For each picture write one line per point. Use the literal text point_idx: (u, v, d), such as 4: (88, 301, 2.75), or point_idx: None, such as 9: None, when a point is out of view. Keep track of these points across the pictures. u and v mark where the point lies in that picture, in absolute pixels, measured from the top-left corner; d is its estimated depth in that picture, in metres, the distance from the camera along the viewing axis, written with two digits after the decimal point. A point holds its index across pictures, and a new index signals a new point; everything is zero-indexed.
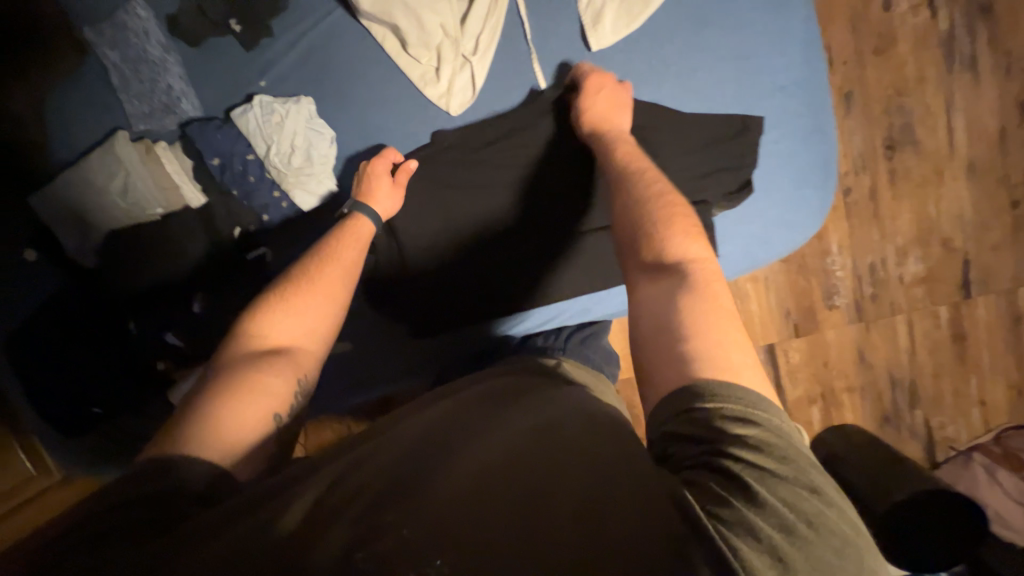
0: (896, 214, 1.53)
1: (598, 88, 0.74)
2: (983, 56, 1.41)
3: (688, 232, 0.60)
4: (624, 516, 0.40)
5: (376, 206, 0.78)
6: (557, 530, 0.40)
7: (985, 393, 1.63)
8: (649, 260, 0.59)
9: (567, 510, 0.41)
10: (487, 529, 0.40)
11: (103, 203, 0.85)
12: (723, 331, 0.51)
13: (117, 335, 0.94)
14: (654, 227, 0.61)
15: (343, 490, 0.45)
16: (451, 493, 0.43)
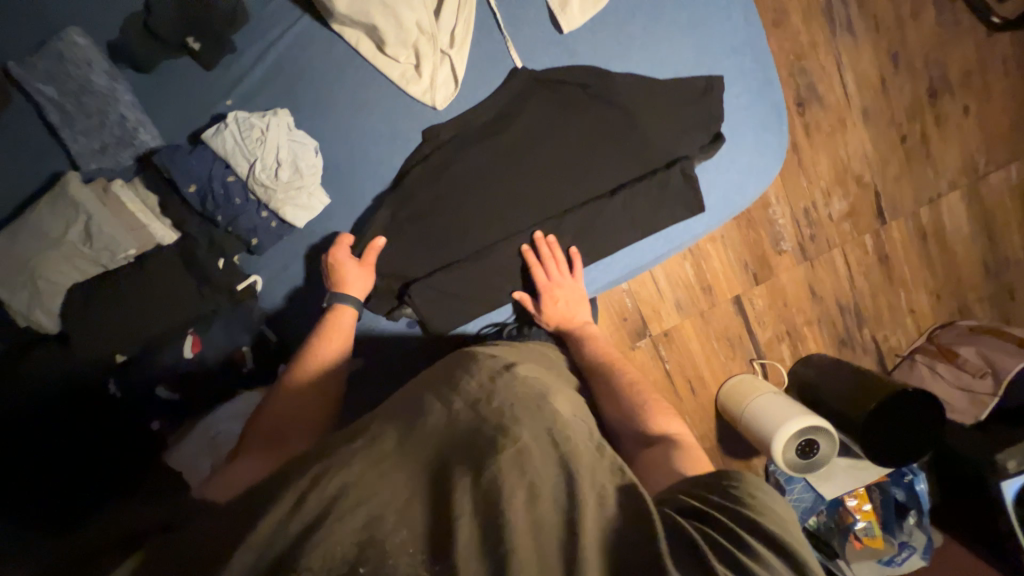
0: (816, 162, 1.74)
1: (553, 298, 0.88)
2: (857, 18, 1.65)
3: (667, 413, 0.75)
4: (598, 506, 0.48)
5: (352, 292, 0.83)
6: (540, 521, 0.47)
7: (913, 303, 1.89)
8: (644, 437, 0.72)
9: (547, 502, 0.48)
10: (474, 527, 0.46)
11: (61, 254, 0.77)
12: (698, 473, 0.63)
13: (93, 403, 0.82)
14: (644, 411, 0.75)
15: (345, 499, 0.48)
16: (405, 514, 0.48)
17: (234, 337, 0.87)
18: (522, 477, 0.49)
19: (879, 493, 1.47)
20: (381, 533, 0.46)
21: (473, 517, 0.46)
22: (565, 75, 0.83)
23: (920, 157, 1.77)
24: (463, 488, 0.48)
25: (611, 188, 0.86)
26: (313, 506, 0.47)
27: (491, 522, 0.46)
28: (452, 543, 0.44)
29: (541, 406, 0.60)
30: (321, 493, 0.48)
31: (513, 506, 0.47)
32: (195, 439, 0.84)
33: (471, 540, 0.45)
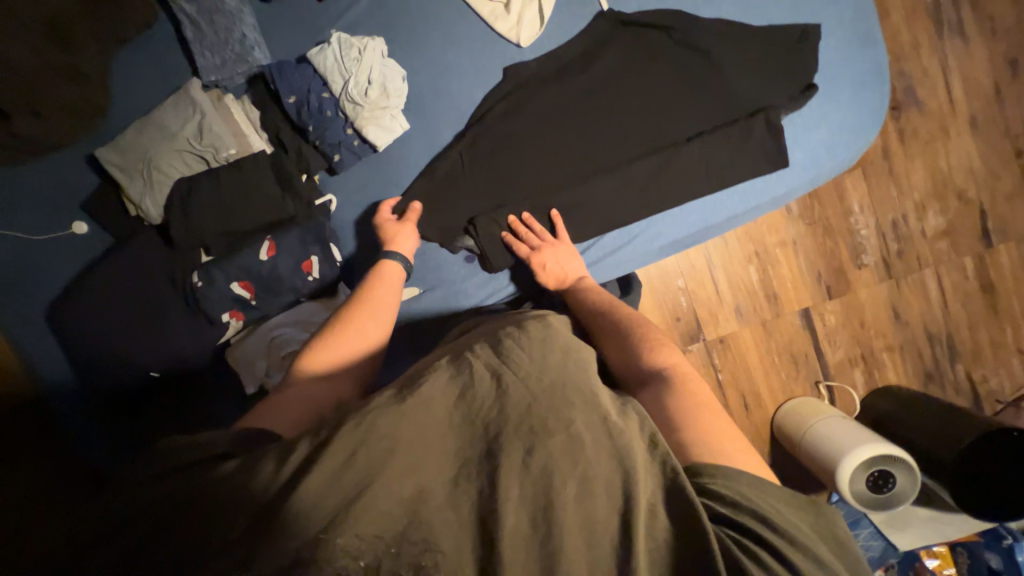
0: (909, 171, 1.60)
1: (542, 265, 0.85)
2: (969, 21, 1.53)
3: (663, 345, 0.70)
4: (653, 516, 0.47)
5: (401, 252, 0.86)
6: (593, 521, 0.46)
7: (1021, 341, 1.65)
8: (639, 373, 0.68)
9: (604, 504, 0.47)
10: (525, 520, 0.46)
11: (175, 148, 0.86)
12: (706, 421, 0.58)
13: (180, 289, 0.89)
14: (638, 346, 0.71)
15: (393, 470, 0.47)
16: (454, 499, 0.47)
17: (305, 248, 0.89)
18: (574, 472, 0.48)
19: (967, 557, 1.26)
20: (427, 512, 0.46)
21: (521, 511, 0.46)
22: (652, 18, 0.83)
23: None
24: (513, 479, 0.47)
25: (688, 134, 0.84)
26: (362, 470, 0.47)
27: (540, 519, 0.46)
28: (499, 532, 0.44)
29: (596, 392, 0.55)
30: (370, 458, 0.47)
31: (564, 507, 0.46)
32: (257, 339, 0.92)
33: (517, 533, 0.45)
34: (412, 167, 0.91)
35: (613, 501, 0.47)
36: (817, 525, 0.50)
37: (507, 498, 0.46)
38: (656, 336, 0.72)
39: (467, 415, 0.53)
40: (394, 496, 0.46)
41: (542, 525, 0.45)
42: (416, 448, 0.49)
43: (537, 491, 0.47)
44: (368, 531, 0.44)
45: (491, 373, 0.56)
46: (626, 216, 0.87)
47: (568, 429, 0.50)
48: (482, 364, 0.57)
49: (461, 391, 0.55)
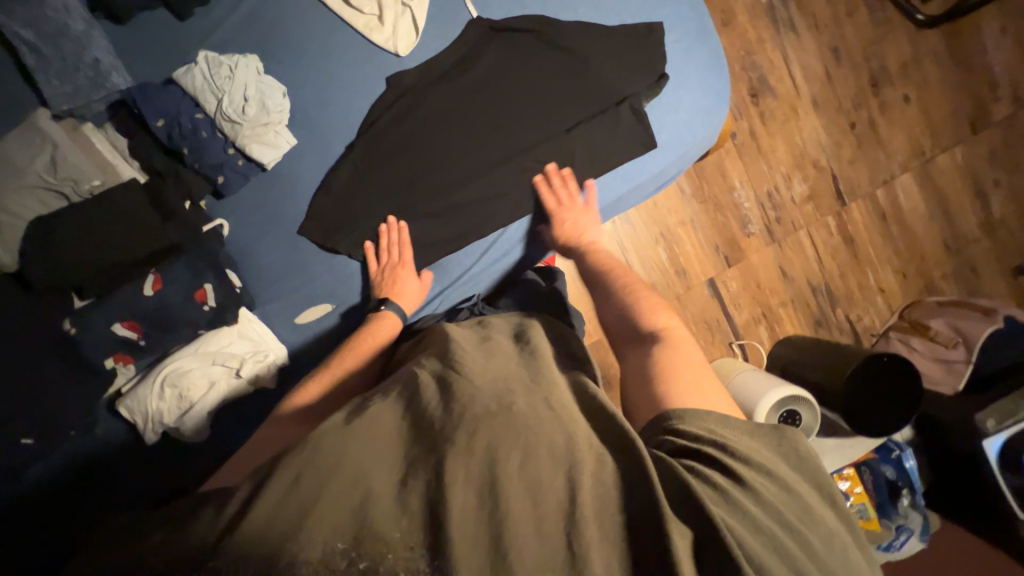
0: (774, 147, 1.84)
1: (563, 220, 0.91)
2: (798, 18, 1.80)
3: (661, 308, 0.74)
4: (599, 464, 0.50)
5: (400, 302, 0.89)
6: (542, 483, 0.48)
7: (881, 281, 1.94)
8: (638, 333, 0.72)
9: (550, 464, 0.49)
10: (471, 496, 0.47)
11: (26, 186, 0.78)
12: (695, 372, 0.62)
13: (52, 340, 0.80)
14: (636, 310, 0.75)
15: (343, 478, 0.50)
16: (405, 493, 0.49)
17: (195, 277, 0.85)
18: (514, 444, 0.50)
19: (870, 473, 1.42)
20: (375, 516, 0.47)
21: (467, 489, 0.48)
22: (519, 23, 0.90)
23: (870, 141, 1.88)
24: (456, 462, 0.49)
25: (567, 127, 0.92)
26: (312, 489, 0.49)
27: (486, 494, 0.47)
28: (446, 512, 0.46)
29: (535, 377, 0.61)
30: (317, 475, 0.50)
31: (507, 477, 0.48)
32: (151, 383, 0.84)
33: (464, 510, 0.46)
34: (306, 182, 0.90)
35: (556, 461, 0.50)
36: (774, 447, 0.54)
37: (452, 480, 0.48)
38: (660, 303, 0.76)
39: (418, 422, 0.57)
40: (344, 507, 0.48)
41: (488, 499, 0.47)
42: (365, 461, 0.52)
43: (482, 468, 0.49)
44: (321, 544, 0.45)
45: (435, 379, 0.61)
46: (520, 207, 0.94)
47: (508, 408, 0.54)
48: (429, 376, 0.63)
49: (412, 403, 0.59)
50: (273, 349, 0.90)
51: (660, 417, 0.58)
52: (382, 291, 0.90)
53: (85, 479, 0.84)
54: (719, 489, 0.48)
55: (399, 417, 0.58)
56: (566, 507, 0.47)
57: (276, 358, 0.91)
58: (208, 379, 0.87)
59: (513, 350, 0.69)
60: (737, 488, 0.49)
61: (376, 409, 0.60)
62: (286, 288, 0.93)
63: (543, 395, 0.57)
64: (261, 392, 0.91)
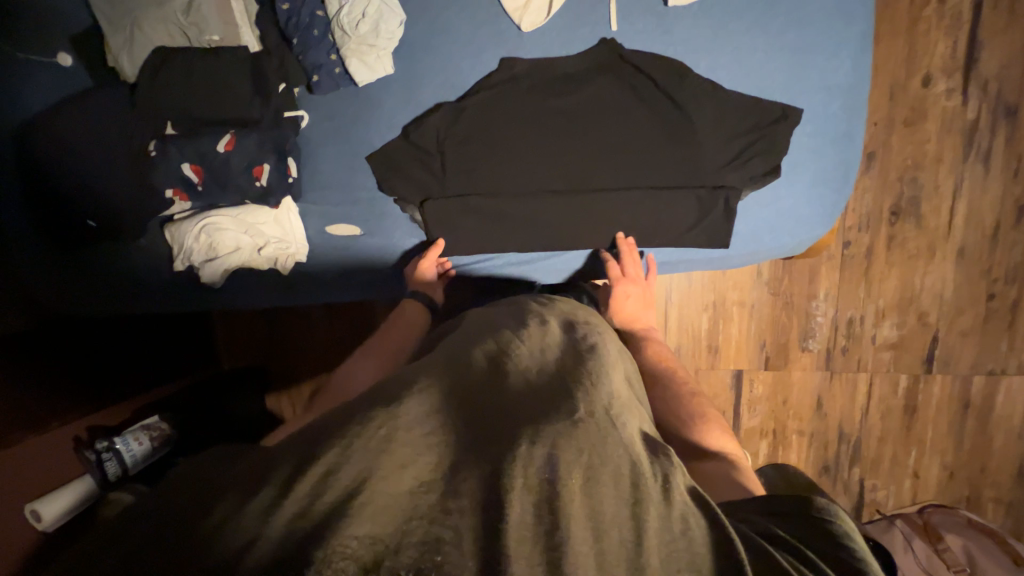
0: (884, 277, 1.61)
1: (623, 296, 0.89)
2: (997, 153, 1.51)
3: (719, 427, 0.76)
4: (677, 525, 0.47)
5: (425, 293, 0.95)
6: (605, 526, 0.45)
7: (921, 467, 1.69)
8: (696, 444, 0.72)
9: (620, 504, 0.47)
10: (532, 500, 0.44)
11: (163, 16, 0.87)
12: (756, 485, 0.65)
13: (134, 153, 0.92)
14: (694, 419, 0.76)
15: (394, 443, 0.47)
16: (458, 467, 0.47)
17: (256, 150, 0.91)
18: (578, 461, 0.47)
19: None
20: (421, 499, 0.44)
21: (527, 498, 0.44)
22: (649, 66, 0.84)
23: (999, 322, 1.60)
24: (519, 458, 0.46)
25: (645, 185, 0.87)
26: (366, 448, 0.45)
27: (546, 511, 0.44)
28: (506, 520, 0.42)
29: (595, 386, 0.58)
30: (367, 443, 0.46)
31: (571, 499, 0.45)
32: (193, 224, 0.95)
33: (525, 523, 0.43)
34: (385, 111, 0.92)
35: (621, 493, 0.48)
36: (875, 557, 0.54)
37: (514, 487, 0.44)
38: (714, 416, 0.78)
39: (473, 400, 0.55)
40: (398, 481, 0.45)
41: (548, 516, 0.44)
42: (420, 430, 0.49)
43: (542, 476, 0.46)
44: (372, 527, 0.41)
45: (491, 364, 0.60)
46: (563, 241, 0.92)
47: (572, 417, 0.51)
48: (482, 354, 0.62)
49: (463, 374, 0.58)
50: (296, 242, 0.98)
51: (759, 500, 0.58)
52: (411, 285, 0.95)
53: (122, 272, 1.01)
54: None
55: (451, 379, 0.57)
56: (634, 550, 0.44)
57: (296, 252, 0.98)
58: (236, 243, 0.96)
59: (567, 349, 0.66)
60: None
61: (429, 371, 0.58)
62: (330, 198, 0.97)
63: (605, 406, 0.56)
64: (275, 271, 1.01)
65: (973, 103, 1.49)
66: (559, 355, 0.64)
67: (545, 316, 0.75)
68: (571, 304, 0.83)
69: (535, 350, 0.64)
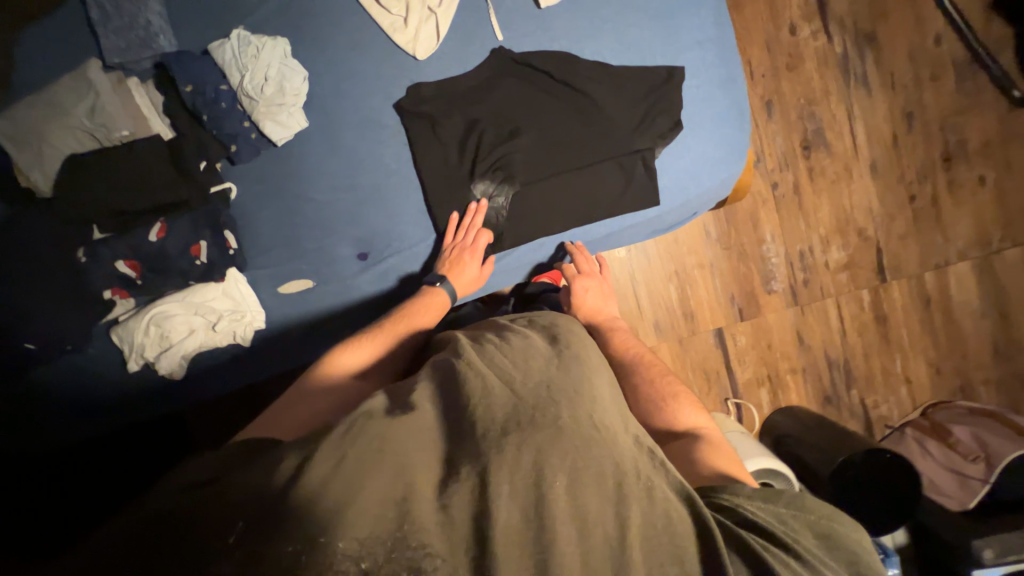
0: (816, 206, 1.72)
1: (584, 291, 0.96)
2: (872, 74, 1.69)
3: (693, 405, 0.78)
4: (657, 512, 0.50)
5: (454, 283, 0.91)
6: (590, 520, 0.48)
7: (910, 371, 1.76)
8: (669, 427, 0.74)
9: (604, 500, 0.50)
10: (517, 509, 0.47)
11: (68, 125, 0.88)
12: (732, 463, 0.67)
13: (66, 263, 0.90)
14: (668, 401, 0.77)
15: (386, 469, 0.48)
16: (442, 482, 0.49)
17: (190, 231, 0.92)
18: (561, 465, 0.50)
19: None
20: (415, 506, 0.46)
21: (512, 506, 0.47)
22: (539, 61, 0.91)
23: (928, 219, 1.73)
24: (502, 475, 0.48)
25: (567, 168, 0.92)
26: (359, 463, 0.48)
27: (531, 516, 0.47)
28: (492, 527, 0.45)
29: (579, 395, 0.59)
30: (364, 455, 0.49)
31: (557, 500, 0.48)
32: (141, 319, 0.92)
33: (511, 529, 0.46)
34: (309, 162, 0.94)
35: (605, 492, 0.50)
36: (849, 536, 0.57)
37: (498, 494, 0.47)
38: (682, 390, 0.80)
39: (459, 414, 0.56)
40: (389, 489, 0.47)
41: (534, 521, 0.46)
42: (409, 450, 0.51)
43: (526, 482, 0.48)
44: (366, 535, 0.43)
45: (478, 375, 0.59)
46: (510, 237, 0.94)
47: (555, 423, 0.53)
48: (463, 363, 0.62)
49: (452, 396, 0.58)
50: (250, 310, 0.96)
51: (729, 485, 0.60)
52: (441, 267, 0.91)
53: (68, 392, 0.95)
54: (781, 558, 0.51)
55: (439, 410, 0.57)
56: (617, 544, 0.48)
57: (253, 319, 0.96)
58: (188, 326, 0.94)
59: (550, 351, 0.67)
60: (796, 560, 0.51)
61: (417, 398, 0.58)
62: (277, 258, 0.97)
63: (588, 412, 0.56)
64: (235, 347, 0.98)
65: (837, 38, 1.67)
66: (546, 358, 0.65)
67: (523, 326, 0.75)
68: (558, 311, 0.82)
69: (517, 360, 0.63)
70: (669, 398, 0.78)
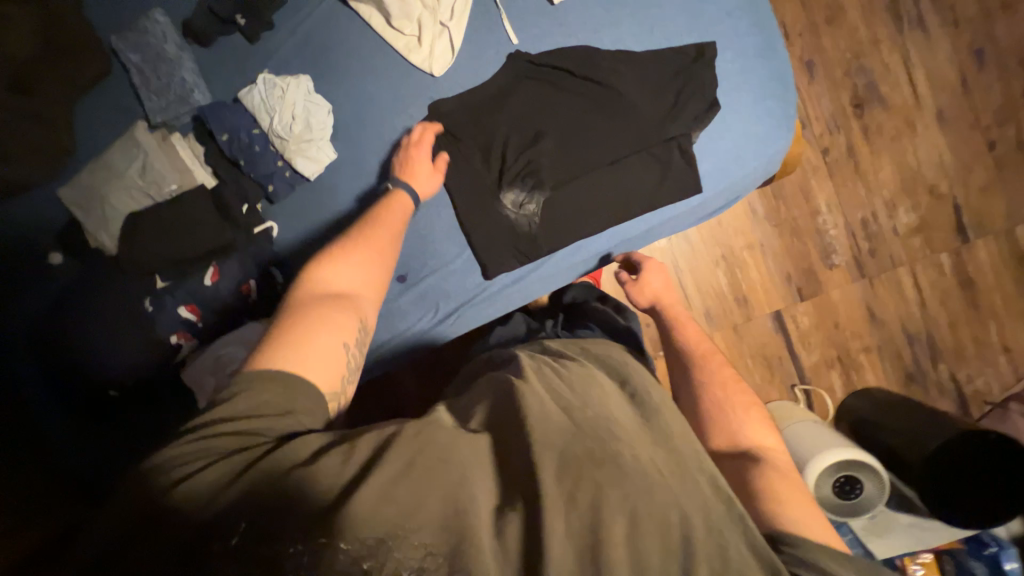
0: (876, 168, 1.56)
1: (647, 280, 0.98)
2: (928, 14, 1.51)
3: (765, 425, 0.73)
4: (721, 565, 0.48)
5: (413, 184, 0.85)
6: (646, 563, 0.47)
7: (1008, 339, 1.56)
8: (733, 443, 0.70)
9: (664, 549, 0.48)
10: (574, 555, 0.46)
11: (124, 185, 0.95)
12: (802, 501, 0.61)
13: (134, 313, 0.96)
14: (735, 416, 0.74)
15: (446, 499, 0.48)
16: (497, 515, 0.49)
17: (239, 271, 0.96)
18: (622, 507, 0.49)
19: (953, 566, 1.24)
20: (474, 543, 0.46)
21: (568, 546, 0.47)
22: (559, 60, 0.88)
23: (1013, 166, 1.53)
24: (557, 514, 0.48)
25: (600, 166, 0.88)
26: (419, 488, 0.48)
27: (585, 553, 0.47)
28: (544, 566, 0.45)
29: (645, 428, 0.58)
30: (422, 483, 0.49)
31: (614, 544, 0.47)
32: (202, 360, 0.95)
33: (564, 566, 0.46)
34: (341, 193, 0.96)
35: (668, 542, 0.49)
36: None
37: (554, 534, 0.46)
38: (754, 408, 0.75)
39: (515, 437, 0.54)
40: (443, 512, 0.48)
41: (591, 563, 0.46)
42: (464, 476, 0.50)
43: (585, 522, 0.48)
44: (427, 544, 0.46)
45: (535, 397, 0.58)
46: (547, 244, 0.90)
47: (617, 460, 0.52)
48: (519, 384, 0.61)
49: (509, 416, 0.56)
50: None
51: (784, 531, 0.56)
52: (395, 170, 0.88)
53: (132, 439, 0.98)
54: None
55: (497, 434, 0.56)
56: None
57: None
58: None
59: (616, 388, 0.66)
60: None
61: (470, 417, 0.58)
62: None
63: (654, 451, 0.55)
64: None
65: None
66: (604, 388, 0.64)
67: (575, 353, 0.75)
68: (605, 343, 0.80)
69: (573, 386, 0.62)
70: (737, 415, 0.74)
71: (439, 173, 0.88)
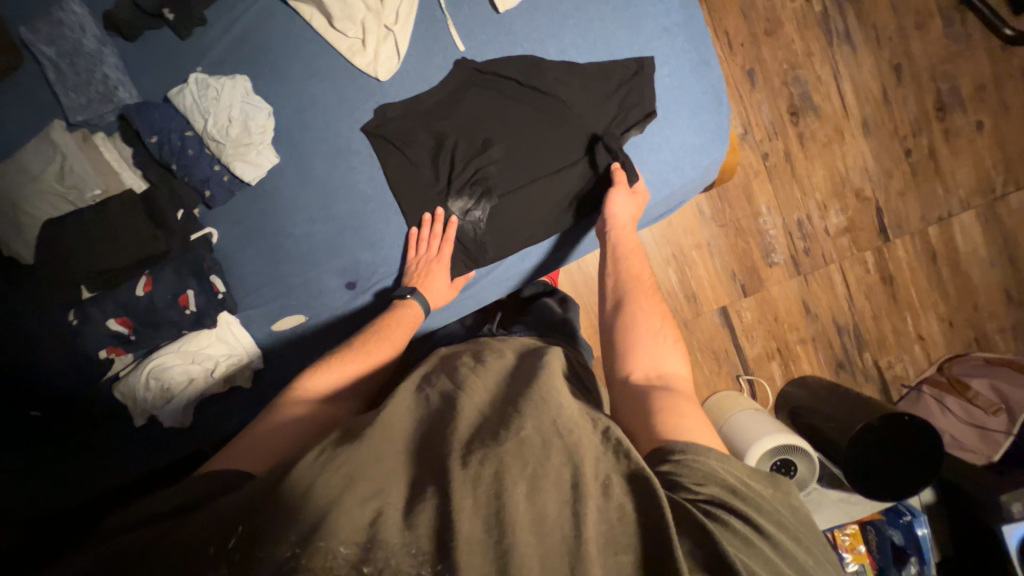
0: (811, 172, 1.68)
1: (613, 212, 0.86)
2: (854, 29, 1.63)
3: (672, 347, 0.71)
4: (614, 507, 0.49)
5: (428, 296, 0.88)
6: (545, 518, 0.47)
7: (922, 329, 1.72)
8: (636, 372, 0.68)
9: (561, 503, 0.49)
10: (474, 520, 0.46)
11: (38, 189, 0.87)
12: (698, 417, 0.60)
13: (57, 326, 0.90)
14: (639, 344, 0.71)
15: (356, 492, 0.48)
16: (406, 501, 0.49)
17: (174, 280, 0.92)
18: (523, 473, 0.50)
19: (874, 533, 1.40)
20: (383, 529, 0.46)
21: (475, 516, 0.46)
22: (502, 67, 0.89)
23: (926, 172, 1.68)
24: (464, 490, 0.48)
25: (544, 173, 0.90)
26: (336, 482, 0.48)
27: (494, 525, 0.46)
28: (453, 537, 0.44)
29: (547, 396, 0.58)
30: (332, 485, 0.48)
31: (515, 506, 0.47)
32: (139, 373, 0.91)
33: (473, 537, 0.45)
34: (286, 199, 0.92)
35: (562, 494, 0.49)
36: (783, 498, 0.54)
37: (461, 507, 0.46)
38: (662, 334, 0.72)
39: (429, 439, 0.56)
40: (355, 503, 0.47)
41: (495, 527, 0.46)
42: (376, 473, 0.51)
43: (489, 491, 0.48)
44: (343, 544, 0.44)
45: (444, 400, 0.62)
46: (496, 251, 0.92)
47: (518, 435, 0.53)
48: (436, 392, 0.64)
49: (432, 424, 0.59)
50: (246, 351, 0.95)
51: (667, 446, 0.56)
52: (412, 278, 0.89)
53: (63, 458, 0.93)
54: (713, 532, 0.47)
55: (414, 428, 0.59)
56: (572, 542, 0.46)
57: (250, 359, 0.95)
58: (187, 375, 0.93)
59: (525, 367, 0.69)
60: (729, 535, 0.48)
61: (395, 424, 0.58)
62: (265, 296, 0.95)
63: (552, 418, 0.55)
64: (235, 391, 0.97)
65: None
66: (514, 376, 0.65)
67: (500, 346, 0.77)
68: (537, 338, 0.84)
69: (488, 382, 0.65)
70: (641, 345, 0.71)
71: (457, 290, 0.92)
